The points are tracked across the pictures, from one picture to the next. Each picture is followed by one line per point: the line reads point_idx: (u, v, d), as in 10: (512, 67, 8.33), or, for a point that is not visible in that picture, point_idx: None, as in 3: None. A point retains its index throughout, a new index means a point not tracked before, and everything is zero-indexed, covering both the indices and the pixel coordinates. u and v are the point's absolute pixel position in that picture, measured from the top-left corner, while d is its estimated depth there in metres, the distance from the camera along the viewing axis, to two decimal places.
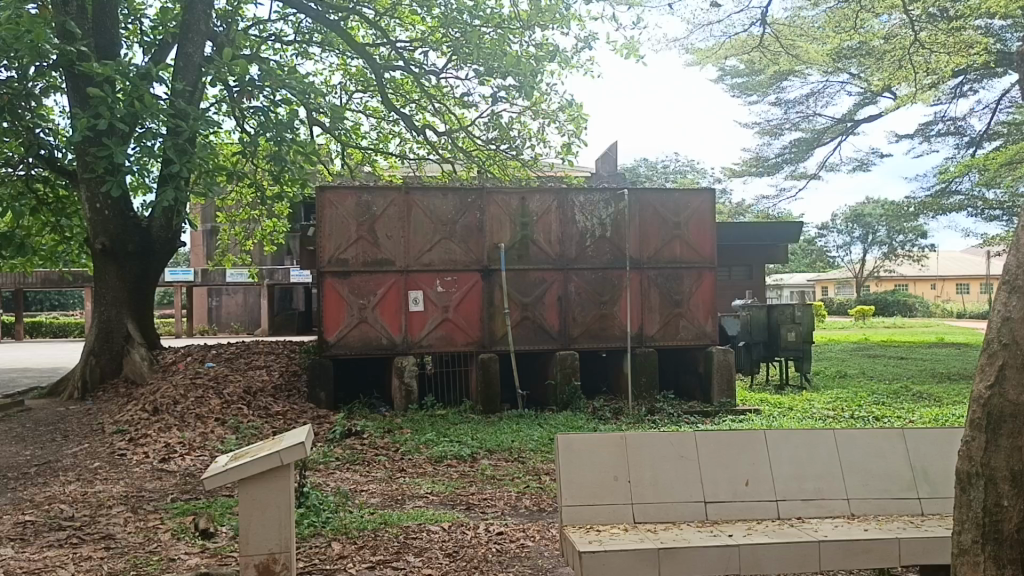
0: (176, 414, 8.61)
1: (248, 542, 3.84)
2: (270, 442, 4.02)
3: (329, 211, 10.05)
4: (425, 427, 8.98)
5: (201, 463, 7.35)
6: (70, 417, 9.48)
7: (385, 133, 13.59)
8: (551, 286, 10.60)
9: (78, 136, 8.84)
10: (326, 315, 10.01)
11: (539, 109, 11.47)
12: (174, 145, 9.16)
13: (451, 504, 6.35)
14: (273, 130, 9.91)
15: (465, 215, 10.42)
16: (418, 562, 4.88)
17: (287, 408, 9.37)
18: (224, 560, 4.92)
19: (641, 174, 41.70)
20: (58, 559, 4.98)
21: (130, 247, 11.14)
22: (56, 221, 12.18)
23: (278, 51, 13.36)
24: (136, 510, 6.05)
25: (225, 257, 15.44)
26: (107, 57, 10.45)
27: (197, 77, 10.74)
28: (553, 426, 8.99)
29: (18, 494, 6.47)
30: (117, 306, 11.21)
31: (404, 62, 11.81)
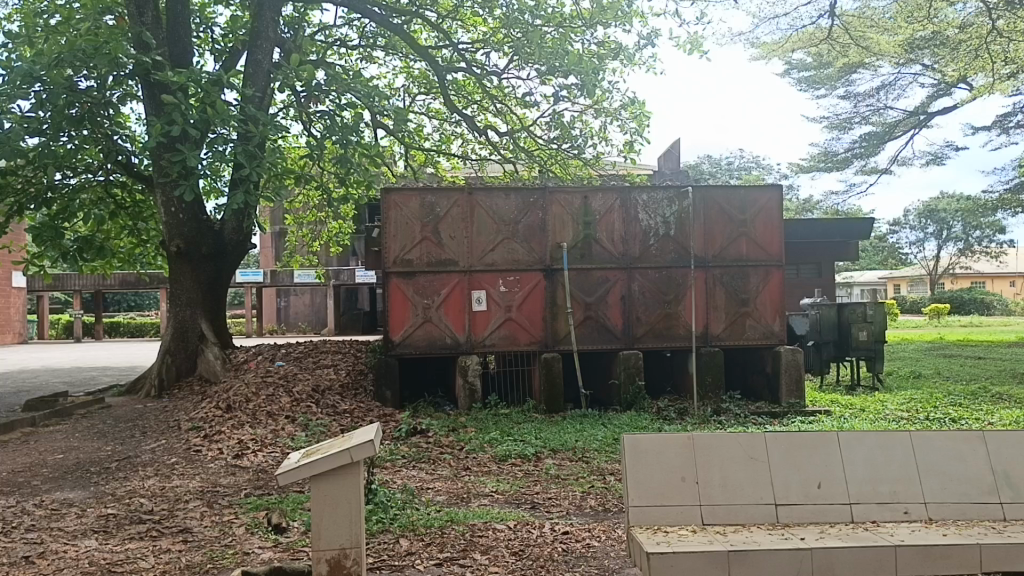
0: (247, 411, 8.84)
1: (320, 537, 3.92)
2: (340, 440, 4.10)
3: (394, 212, 10.18)
4: (488, 426, 9.02)
5: (272, 459, 7.53)
6: (148, 414, 9.83)
7: (448, 134, 13.70)
8: (614, 285, 10.54)
9: (153, 142, 9.15)
10: (391, 314, 10.14)
11: (602, 107, 11.41)
12: (245, 149, 9.41)
13: (516, 503, 6.36)
14: (339, 133, 10.09)
15: (528, 214, 10.44)
16: (485, 560, 4.91)
17: (354, 406, 9.52)
18: (296, 554, 5.03)
19: (705, 170, 41.09)
20: (139, 551, 5.17)
21: (204, 249, 11.48)
22: (133, 225, 12.63)
23: (344, 55, 13.57)
24: (211, 504, 6.23)
25: (293, 258, 15.78)
26: (181, 65, 10.78)
27: (266, 83, 11.00)
28: (617, 426, 8.94)
29: (101, 488, 6.73)
30: (192, 306, 11.58)
31: (466, 63, 11.88)
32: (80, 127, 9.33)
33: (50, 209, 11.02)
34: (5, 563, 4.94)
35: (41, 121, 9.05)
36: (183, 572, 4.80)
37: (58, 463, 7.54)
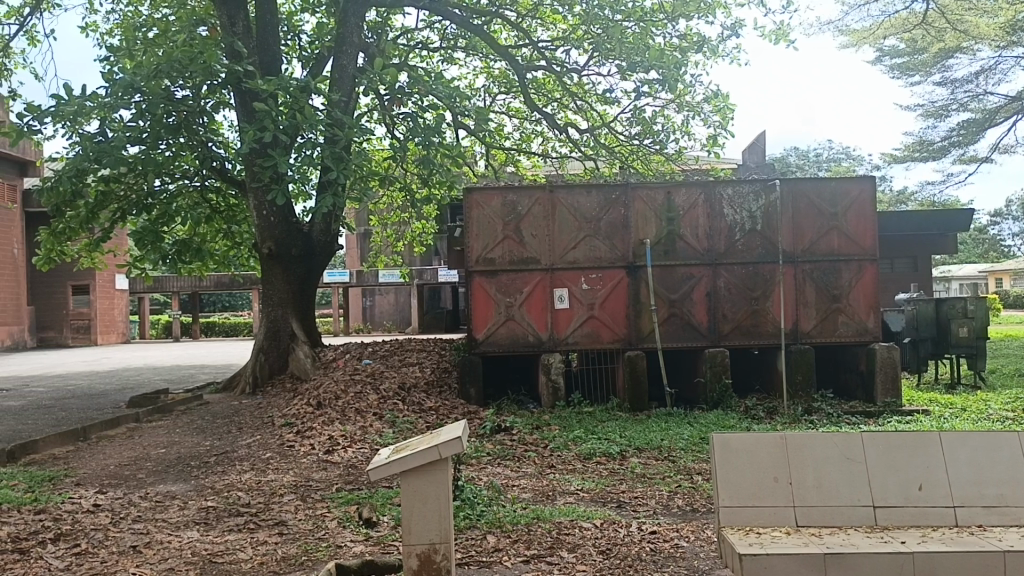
0: (337, 408, 9.07)
1: (411, 532, 3.99)
2: (428, 436, 4.16)
3: (476, 212, 10.27)
4: (572, 424, 9.00)
5: (362, 455, 7.70)
6: (243, 410, 10.18)
7: (528, 133, 13.73)
8: (699, 281, 10.38)
9: (245, 148, 9.47)
10: (474, 313, 10.24)
11: (684, 101, 11.25)
12: (332, 152, 9.63)
13: (602, 502, 6.33)
14: (421, 135, 10.23)
15: (610, 212, 10.37)
16: (573, 558, 4.90)
17: (439, 404, 9.65)
18: (387, 549, 5.13)
19: (792, 163, 40.03)
20: (238, 543, 5.37)
21: (294, 250, 11.83)
22: (228, 228, 13.11)
23: (425, 57, 13.75)
24: (304, 499, 6.41)
25: (378, 258, 16.10)
26: (270, 72, 11.11)
27: (351, 87, 11.25)
28: (703, 425, 8.79)
29: (201, 481, 7.01)
30: (283, 306, 11.95)
31: (545, 61, 11.88)
32: (178, 134, 9.73)
33: (151, 215, 11.53)
34: (115, 551, 5.18)
35: (142, 130, 9.47)
36: (280, 564, 4.96)
37: (160, 457, 7.89)
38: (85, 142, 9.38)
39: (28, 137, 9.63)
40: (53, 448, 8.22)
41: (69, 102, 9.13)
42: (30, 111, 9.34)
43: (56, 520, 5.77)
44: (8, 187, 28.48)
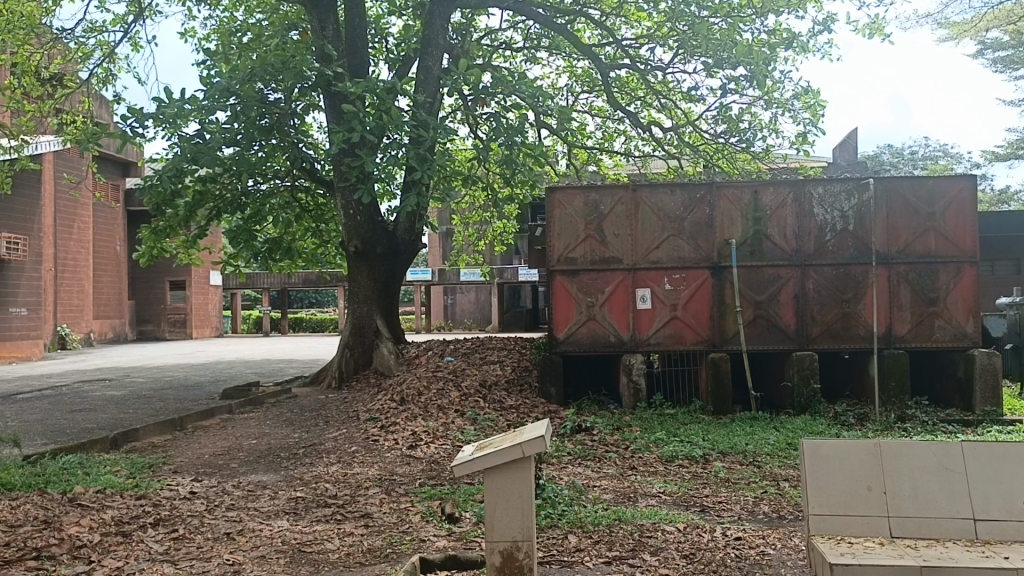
0: (420, 404, 9.21)
1: (494, 529, 4.01)
2: (513, 433, 4.17)
3: (558, 211, 10.27)
4: (654, 426, 8.91)
5: (444, 451, 7.80)
6: (330, 404, 10.45)
7: (611, 132, 13.67)
8: (787, 283, 10.13)
9: (334, 148, 9.71)
10: (555, 313, 10.24)
11: (772, 98, 10.99)
12: (417, 153, 9.78)
13: (685, 506, 6.25)
14: (504, 135, 10.29)
15: (694, 211, 10.21)
16: (655, 561, 4.85)
17: (520, 402, 9.69)
18: (469, 544, 5.19)
19: (885, 160, 38.72)
20: (325, 533, 5.51)
21: (379, 249, 12.07)
22: (316, 226, 13.48)
23: (509, 58, 13.82)
24: (389, 492, 6.54)
25: (460, 257, 16.31)
26: (358, 74, 11.38)
27: (436, 88, 11.41)
28: (790, 430, 8.57)
29: (291, 472, 7.23)
30: (368, 303, 12.21)
31: (629, 60, 11.78)
32: (270, 136, 10.05)
33: (244, 214, 11.94)
34: (209, 538, 5.38)
35: (236, 132, 9.81)
36: (366, 555, 5.07)
37: (252, 447, 8.16)
38: (184, 144, 9.78)
39: (131, 139, 10.08)
40: (153, 436, 8.59)
41: (169, 105, 9.53)
42: (133, 114, 9.79)
43: (156, 505, 6.03)
44: (112, 188, 29.96)
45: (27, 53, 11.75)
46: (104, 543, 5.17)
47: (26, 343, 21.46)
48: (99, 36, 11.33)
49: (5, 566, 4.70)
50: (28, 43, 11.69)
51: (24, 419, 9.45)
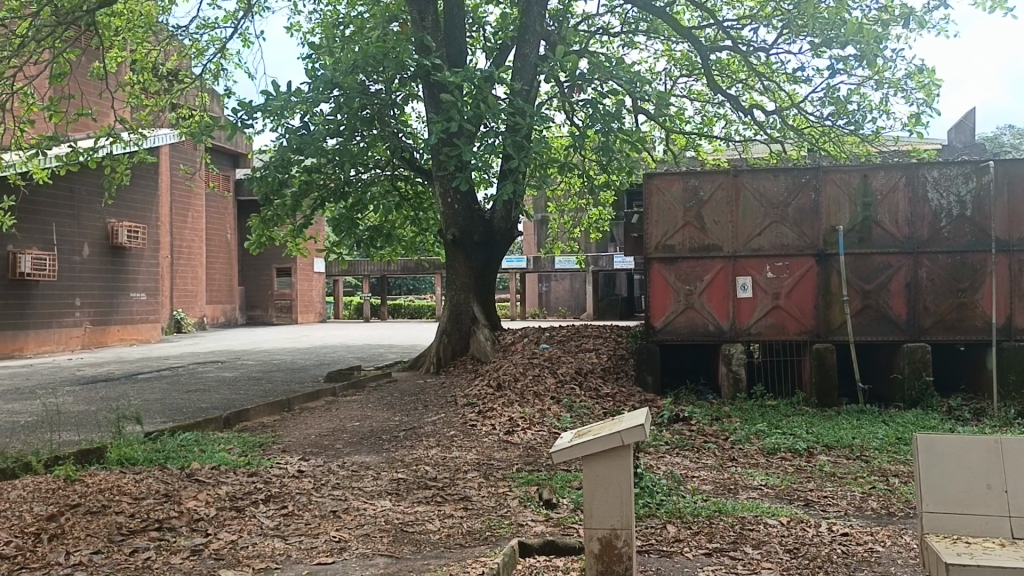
0: (517, 390, 9.28)
1: (592, 516, 4.02)
2: (611, 422, 4.15)
3: (656, 197, 10.14)
4: (754, 418, 8.71)
5: (540, 438, 7.85)
6: (428, 389, 10.66)
7: (710, 117, 13.38)
8: (898, 271, 9.72)
9: (433, 138, 9.86)
10: (653, 301, 10.12)
11: (883, 78, 10.52)
12: (513, 141, 9.82)
13: (788, 499, 6.09)
14: (601, 121, 10.21)
15: (799, 196, 9.90)
16: (757, 554, 4.76)
17: (616, 390, 9.65)
18: (567, 530, 5.22)
19: (1005, 141, 36.59)
20: (427, 514, 5.63)
21: (476, 236, 12.26)
22: (415, 214, 13.77)
23: (606, 43, 13.69)
24: (487, 476, 6.63)
25: (555, 244, 16.33)
26: (456, 64, 11.53)
27: (533, 76, 11.44)
28: (899, 425, 8.22)
29: (392, 454, 7.42)
30: (465, 290, 12.39)
31: (731, 41, 11.48)
32: (371, 127, 10.30)
33: (347, 203, 12.27)
34: (317, 515, 5.59)
35: (340, 123, 10.08)
36: (466, 537, 5.17)
37: (355, 429, 8.41)
38: (291, 135, 10.13)
39: (241, 131, 10.50)
40: (262, 417, 8.96)
41: (276, 98, 9.86)
42: (244, 107, 10.18)
43: (266, 482, 6.30)
44: (223, 179, 31.36)
45: (146, 50, 12.37)
46: (219, 517, 5.44)
47: (146, 326, 22.76)
48: (212, 32, 11.81)
49: (131, 536, 5.01)
50: (148, 41, 12.30)
51: (145, 397, 10.02)
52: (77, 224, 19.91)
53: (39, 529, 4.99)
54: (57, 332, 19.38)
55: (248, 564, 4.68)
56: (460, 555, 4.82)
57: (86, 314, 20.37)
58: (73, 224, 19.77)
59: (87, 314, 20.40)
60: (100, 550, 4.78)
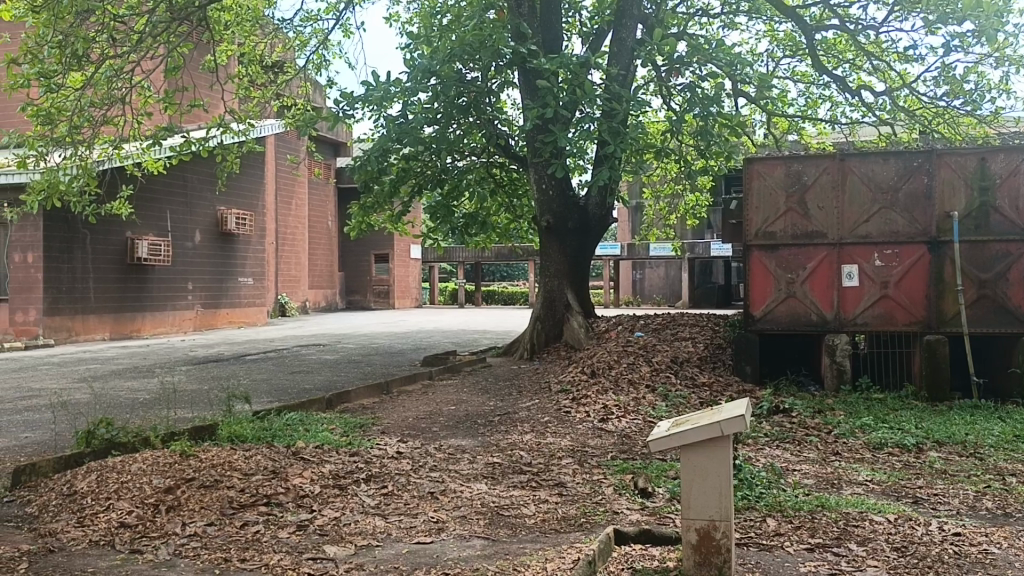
0: (611, 378, 9.24)
1: (690, 507, 3.96)
2: (710, 412, 4.08)
3: (757, 182, 9.86)
4: (859, 411, 8.40)
5: (635, 426, 7.79)
6: (522, 375, 10.73)
7: (815, 99, 12.93)
8: (1018, 260, 9.20)
9: (529, 124, 9.87)
10: (753, 289, 9.88)
11: (1004, 54, 9.91)
12: (609, 126, 9.73)
13: (895, 496, 5.86)
14: (699, 106, 10.00)
15: (910, 180, 9.46)
16: (863, 551, 4.60)
17: (713, 379, 9.48)
18: (663, 520, 5.18)
19: None
20: (522, 498, 5.68)
21: (571, 223, 12.23)
22: (509, 201, 13.85)
23: (706, 25, 13.38)
24: (582, 463, 6.63)
25: (651, 231, 16.14)
26: (551, 50, 11.59)
27: (629, 60, 11.34)
28: (1018, 422, 7.78)
29: (488, 438, 7.51)
30: (559, 277, 12.40)
31: (837, 20, 11.04)
32: (468, 114, 10.40)
33: (443, 190, 12.46)
34: (415, 496, 5.72)
35: (437, 111, 10.22)
36: (561, 523, 5.19)
37: (451, 413, 8.55)
38: (389, 124, 10.34)
39: (343, 121, 10.77)
40: (363, 399, 9.22)
41: (376, 88, 10.06)
42: (345, 97, 10.44)
43: (367, 462, 6.48)
44: (325, 167, 32.32)
45: (254, 44, 12.81)
46: (323, 494, 5.63)
47: (252, 310, 23.70)
48: (315, 24, 12.14)
49: (241, 509, 5.25)
50: (255, 34, 12.76)
51: (253, 378, 10.46)
52: (190, 211, 20.88)
53: (158, 501, 5.28)
54: (171, 314, 20.42)
55: (350, 540, 4.83)
56: (555, 541, 4.84)
57: (197, 298, 21.36)
58: (186, 211, 20.73)
59: (198, 297, 21.39)
60: (213, 522, 5.02)
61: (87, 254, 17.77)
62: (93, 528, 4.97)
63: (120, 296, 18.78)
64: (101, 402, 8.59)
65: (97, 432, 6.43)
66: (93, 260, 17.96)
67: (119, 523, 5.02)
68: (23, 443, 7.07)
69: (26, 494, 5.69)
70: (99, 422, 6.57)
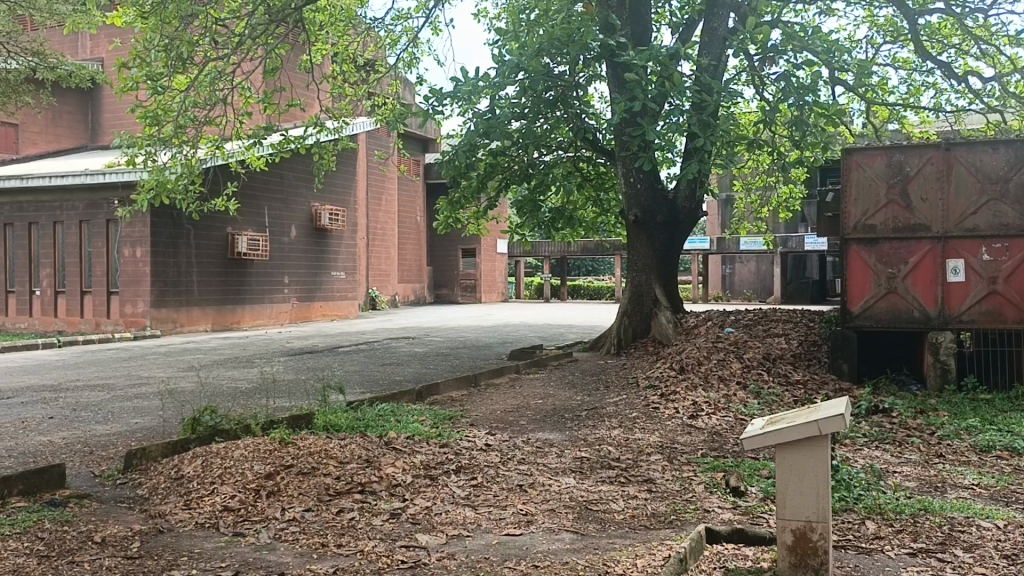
0: (700, 374, 9.10)
1: (786, 507, 3.85)
2: (806, 410, 3.94)
3: (856, 174, 9.53)
4: (965, 412, 8.01)
5: (726, 424, 7.65)
6: (609, 369, 10.68)
7: (917, 86, 12.38)
8: None
9: (617, 117, 9.78)
10: (851, 284, 9.58)
11: None
12: (699, 119, 9.59)
13: (1005, 501, 5.57)
14: (794, 95, 9.72)
15: (1021, 170, 8.96)
16: (969, 558, 4.40)
17: (807, 377, 9.21)
18: (756, 519, 5.07)
19: None
20: (611, 494, 5.66)
21: (659, 217, 12.10)
22: (597, 195, 13.80)
23: (801, 12, 12.99)
24: (672, 460, 6.55)
25: (741, 224, 15.81)
26: (640, 42, 11.54)
27: (721, 50, 11.23)
28: None
29: (576, 432, 7.50)
30: (647, 271, 12.29)
31: (943, 3, 10.53)
32: (555, 109, 10.40)
33: (530, 184, 12.51)
34: (504, 488, 5.77)
35: (524, 106, 10.28)
36: (650, 519, 5.15)
37: (539, 407, 8.57)
38: (478, 119, 10.46)
39: (433, 118, 10.92)
40: (451, 391, 9.34)
41: (465, 84, 10.15)
42: (434, 94, 10.60)
43: (457, 454, 6.56)
44: (414, 163, 32.86)
45: (348, 43, 13.10)
46: (415, 484, 5.73)
47: (344, 303, 24.31)
48: (405, 23, 12.31)
49: (337, 496, 5.40)
50: (348, 34, 13.05)
51: (346, 369, 10.73)
52: (286, 207, 21.55)
53: (258, 486, 5.48)
54: (268, 306, 21.15)
55: (442, 529, 4.91)
56: (645, 537, 4.80)
57: (293, 291, 22.07)
58: (282, 207, 21.41)
59: (294, 291, 22.08)
60: (311, 508, 5.19)
61: (191, 248, 18.58)
62: (200, 511, 5.20)
63: (221, 289, 19.56)
64: (204, 390, 8.97)
65: (202, 419, 6.73)
66: (196, 255, 18.77)
67: (223, 506, 5.23)
68: (134, 428, 7.45)
69: (137, 477, 6.00)
70: (204, 410, 6.87)
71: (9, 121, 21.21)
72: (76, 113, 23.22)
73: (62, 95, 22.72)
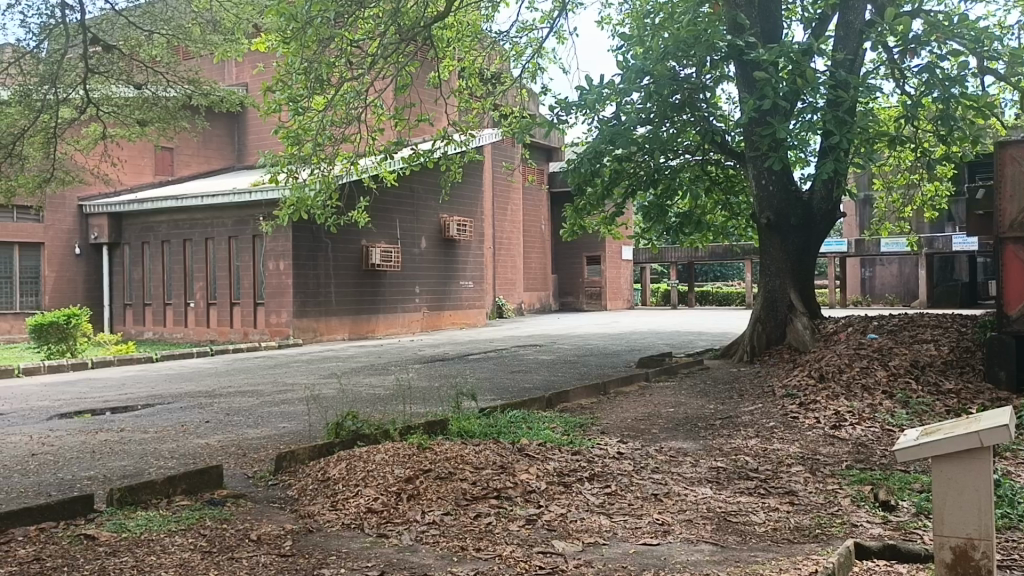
0: (842, 382, 8.72)
1: (944, 523, 3.58)
2: (967, 419, 3.65)
3: (1011, 168, 8.87)
4: None
5: (872, 434, 7.29)
6: (742, 377, 10.41)
7: None
8: None
9: (746, 117, 9.52)
10: (1007, 285, 8.96)
11: None
12: (835, 116, 9.24)
13: None
14: (938, 88, 9.20)
15: None
16: None
17: (960, 386, 8.67)
18: (909, 535, 4.80)
19: None
20: (750, 505, 5.50)
21: (793, 219, 11.71)
22: (727, 198, 13.52)
23: (946, 0, 12.28)
24: (814, 471, 6.30)
25: (882, 225, 15.10)
26: (771, 40, 11.21)
27: (857, 44, 10.74)
28: None
29: (710, 442, 7.34)
30: (780, 276, 11.89)
31: None
32: (682, 112, 10.27)
33: (657, 189, 12.43)
34: (639, 497, 5.71)
35: (650, 111, 10.21)
36: (794, 532, 4.98)
37: (671, 415, 8.45)
38: (603, 127, 10.47)
39: (558, 127, 11.00)
40: (581, 398, 9.35)
41: (590, 92, 10.20)
42: (560, 104, 10.69)
43: (590, 461, 6.56)
44: (538, 172, 33.11)
45: (474, 57, 13.37)
46: (550, 491, 5.76)
47: (473, 311, 24.77)
48: (531, 34, 12.46)
49: (474, 501, 5.50)
50: (475, 48, 13.33)
51: (478, 375, 10.93)
52: (417, 219, 22.20)
53: (399, 489, 5.65)
54: (401, 315, 21.81)
55: (578, 537, 4.92)
56: (789, 551, 4.64)
57: (424, 300, 22.67)
58: (413, 219, 22.07)
59: (425, 300, 22.68)
60: (449, 512, 5.31)
61: (329, 260, 19.45)
62: (345, 512, 5.42)
63: (357, 299, 20.37)
64: (345, 396, 9.34)
65: (344, 424, 7.04)
66: (334, 267, 19.63)
67: (367, 508, 5.43)
68: (283, 433, 7.85)
69: (287, 478, 6.32)
70: (346, 415, 7.17)
71: (165, 145, 22.87)
72: (224, 135, 24.78)
73: (211, 119, 24.29)
